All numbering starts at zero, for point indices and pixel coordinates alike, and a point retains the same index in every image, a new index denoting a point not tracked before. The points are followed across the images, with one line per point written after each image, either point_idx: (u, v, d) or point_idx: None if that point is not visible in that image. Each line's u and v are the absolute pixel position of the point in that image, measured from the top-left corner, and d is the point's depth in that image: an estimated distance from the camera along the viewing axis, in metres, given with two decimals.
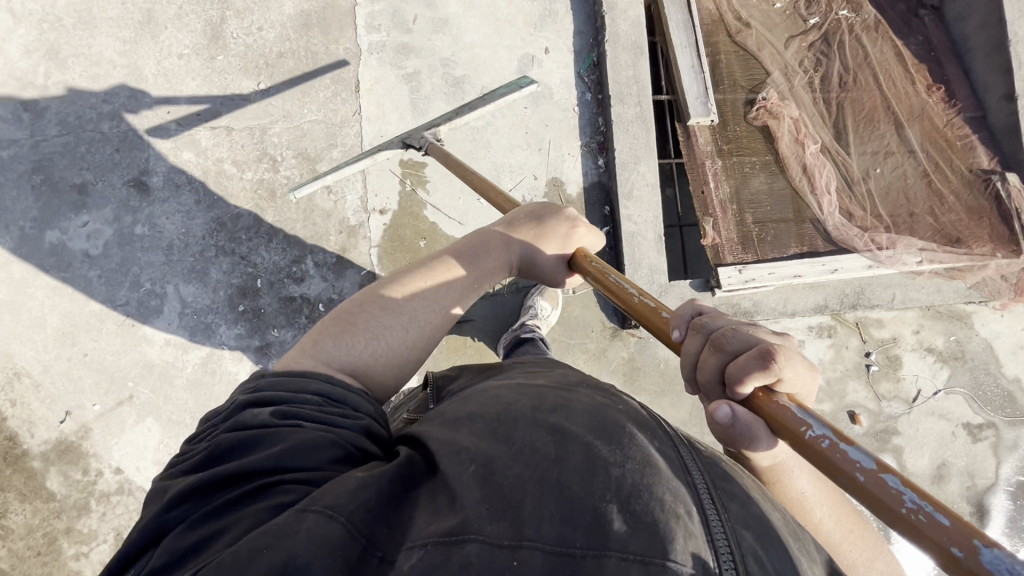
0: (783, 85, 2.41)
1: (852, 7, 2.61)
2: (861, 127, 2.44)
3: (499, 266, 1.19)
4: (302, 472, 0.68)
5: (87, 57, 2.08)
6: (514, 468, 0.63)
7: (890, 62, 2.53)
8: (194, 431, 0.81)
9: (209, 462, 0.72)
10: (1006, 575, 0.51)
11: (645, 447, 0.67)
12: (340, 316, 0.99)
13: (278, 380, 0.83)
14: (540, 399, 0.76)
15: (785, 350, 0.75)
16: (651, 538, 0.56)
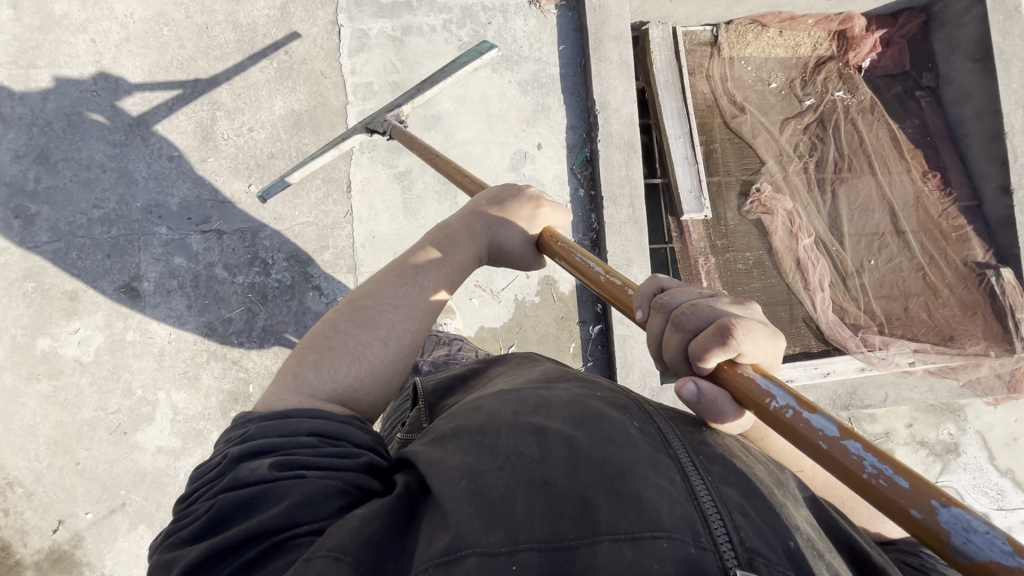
0: (778, 175, 2.42)
1: (849, 88, 2.63)
2: (855, 217, 2.44)
3: (466, 264, 1.25)
4: (310, 523, 0.69)
5: (77, 161, 2.07)
6: (502, 477, 0.67)
7: (886, 145, 2.53)
8: (188, 490, 0.80)
9: (213, 524, 0.72)
10: (965, 535, 0.53)
11: (625, 432, 0.71)
12: (316, 343, 1.04)
13: (274, 427, 0.82)
14: (520, 405, 0.81)
15: (744, 324, 0.74)
16: (639, 516, 0.60)
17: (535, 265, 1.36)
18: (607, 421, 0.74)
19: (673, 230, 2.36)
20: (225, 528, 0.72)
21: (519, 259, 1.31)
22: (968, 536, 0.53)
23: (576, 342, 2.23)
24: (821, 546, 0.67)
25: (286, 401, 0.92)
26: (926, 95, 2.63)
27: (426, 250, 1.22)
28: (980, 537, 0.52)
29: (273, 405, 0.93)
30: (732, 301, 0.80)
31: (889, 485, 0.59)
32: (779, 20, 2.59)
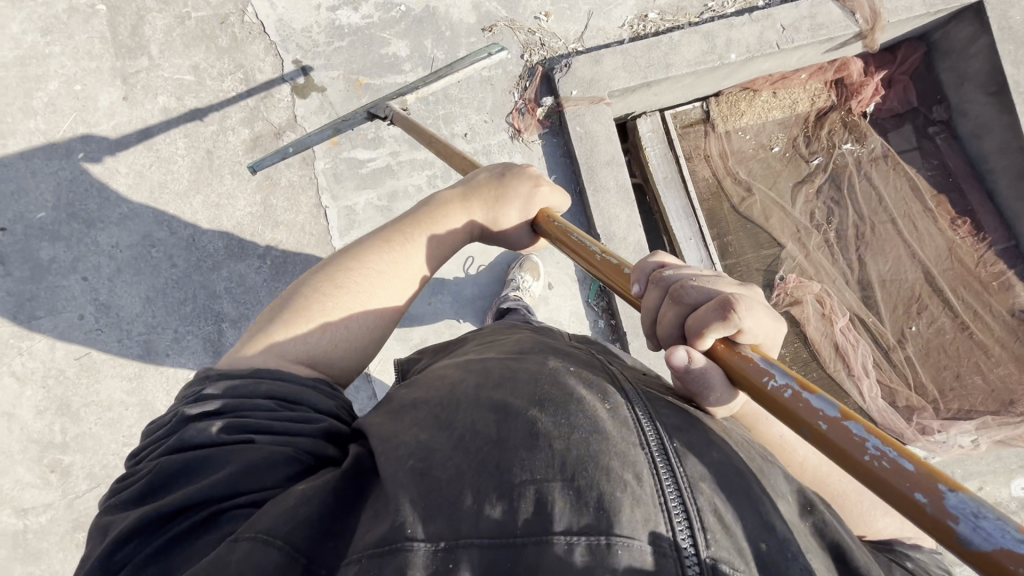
0: (800, 256, 2.32)
1: (857, 138, 2.49)
2: (887, 282, 2.34)
3: (456, 236, 1.23)
4: (246, 488, 0.72)
5: (99, 403, 2.06)
6: (452, 460, 0.69)
7: (906, 196, 2.40)
8: (139, 451, 0.83)
9: (155, 488, 0.74)
10: (969, 519, 0.54)
11: (591, 413, 0.73)
12: (297, 300, 1.06)
13: (227, 389, 0.85)
14: (485, 377, 0.83)
15: (745, 302, 0.78)
16: (600, 519, 0.63)
17: (528, 246, 1.31)
18: (576, 398, 0.75)
19: None
20: (163, 494, 0.74)
21: (507, 237, 1.25)
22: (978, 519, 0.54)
23: None
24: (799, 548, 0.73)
25: (253, 360, 0.96)
26: (940, 130, 2.49)
27: (419, 215, 1.22)
28: (989, 521, 0.53)
29: (241, 363, 0.96)
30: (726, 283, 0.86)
31: (892, 467, 0.60)
32: (771, 82, 2.42)
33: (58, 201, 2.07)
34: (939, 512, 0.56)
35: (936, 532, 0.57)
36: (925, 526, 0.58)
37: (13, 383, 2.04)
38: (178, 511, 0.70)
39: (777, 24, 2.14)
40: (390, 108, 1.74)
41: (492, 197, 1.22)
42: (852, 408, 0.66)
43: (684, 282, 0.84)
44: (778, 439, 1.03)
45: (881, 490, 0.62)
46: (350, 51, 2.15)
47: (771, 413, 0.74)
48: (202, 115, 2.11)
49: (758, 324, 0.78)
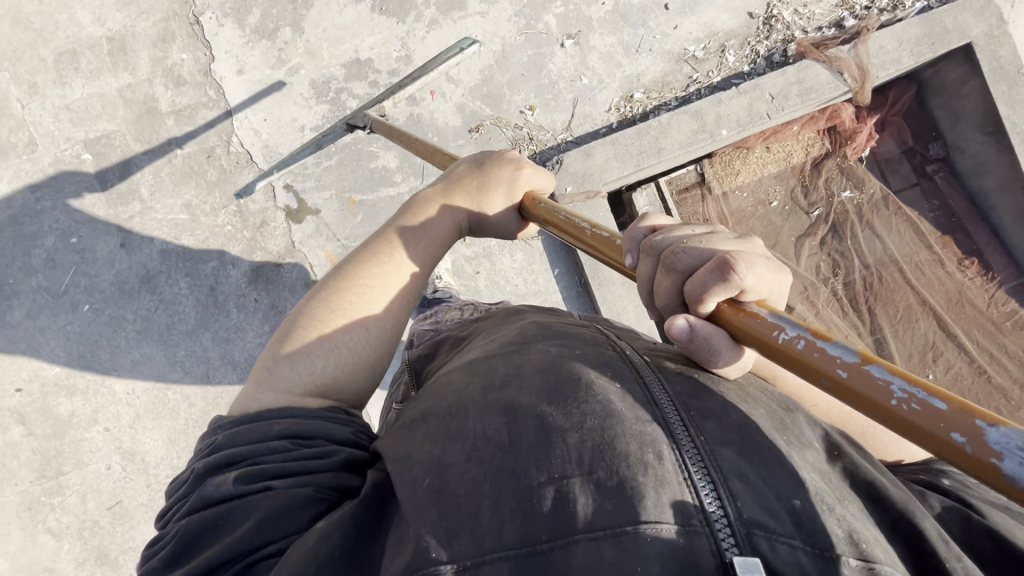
0: (810, 316, 2.32)
1: (856, 184, 2.47)
2: (900, 330, 2.33)
3: (441, 238, 1.26)
4: (272, 537, 0.74)
5: (135, 548, 2.08)
6: (467, 471, 0.73)
7: (908, 241, 2.39)
8: (167, 506, 0.84)
9: (185, 547, 0.76)
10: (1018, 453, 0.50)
11: (603, 403, 0.76)
12: (294, 331, 1.06)
13: (240, 434, 0.86)
14: (489, 380, 0.87)
15: (745, 258, 0.76)
16: (624, 509, 0.64)
17: (514, 235, 1.38)
18: (589, 390, 0.79)
19: None
20: (193, 553, 0.77)
21: (494, 224, 1.29)
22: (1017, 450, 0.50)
23: None
24: (831, 499, 0.74)
25: (263, 401, 0.95)
26: (938, 167, 2.45)
27: (398, 226, 1.24)
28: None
29: (251, 407, 0.95)
30: (723, 239, 0.83)
31: (921, 408, 0.57)
32: (763, 138, 2.40)
33: (69, 355, 2.08)
34: (981, 450, 0.52)
35: (989, 475, 0.52)
36: (969, 468, 0.54)
37: (50, 539, 2.07)
38: (211, 570, 0.73)
39: (765, 94, 2.13)
40: (370, 118, 1.79)
41: (476, 187, 1.27)
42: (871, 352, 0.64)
43: (678, 245, 0.82)
44: (801, 380, 1.11)
45: (921, 441, 0.58)
46: (340, 169, 2.14)
47: (795, 373, 0.72)
48: (200, 251, 2.11)
49: (760, 280, 0.77)
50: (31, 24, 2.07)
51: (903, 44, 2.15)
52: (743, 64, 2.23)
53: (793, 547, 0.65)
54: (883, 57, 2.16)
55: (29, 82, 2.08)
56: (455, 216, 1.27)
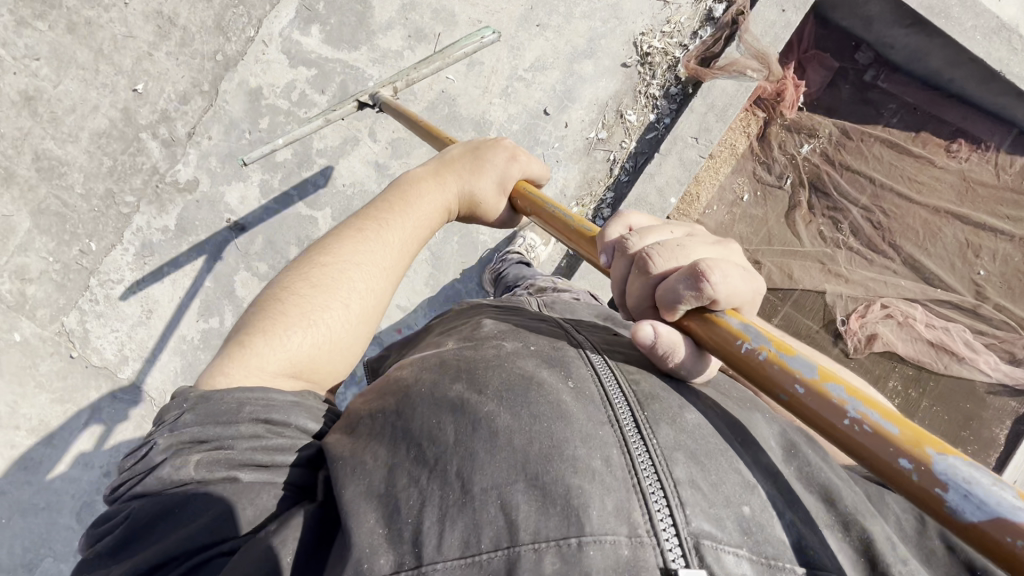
0: (845, 288, 2.27)
1: (809, 134, 2.35)
2: (930, 249, 2.26)
3: (429, 218, 1.15)
4: (229, 531, 0.71)
5: None
6: (411, 485, 0.67)
7: (890, 161, 2.28)
8: (119, 480, 0.80)
9: (134, 531, 0.73)
10: (962, 484, 0.50)
11: (554, 399, 0.70)
12: (275, 307, 0.99)
13: (207, 415, 0.79)
14: (449, 365, 0.80)
15: (723, 268, 0.71)
16: (567, 519, 0.60)
17: (517, 223, 1.32)
18: (539, 387, 0.72)
19: (857, 345, 2.24)
20: (143, 538, 0.73)
21: (487, 212, 1.21)
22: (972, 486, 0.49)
23: None
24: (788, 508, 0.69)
25: (235, 377, 0.88)
26: (874, 70, 2.31)
27: (390, 201, 1.14)
28: (981, 489, 0.49)
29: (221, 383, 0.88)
30: (700, 246, 0.79)
31: (875, 431, 0.56)
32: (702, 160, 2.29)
33: None
34: (926, 479, 0.52)
35: (929, 500, 0.52)
36: (914, 495, 0.53)
37: None
38: (155, 568, 0.70)
39: (688, 137, 2.01)
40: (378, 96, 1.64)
41: (469, 167, 1.19)
42: (829, 368, 0.62)
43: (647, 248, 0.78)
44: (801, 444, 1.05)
45: (861, 461, 0.57)
46: None
47: (746, 382, 0.69)
48: None
49: (737, 288, 0.72)
50: (36, 505, 2.06)
51: (781, 5, 2.00)
52: (647, 117, 2.11)
53: (738, 556, 0.63)
54: (772, 26, 2.01)
55: (70, 552, 2.08)
56: (450, 197, 1.18)
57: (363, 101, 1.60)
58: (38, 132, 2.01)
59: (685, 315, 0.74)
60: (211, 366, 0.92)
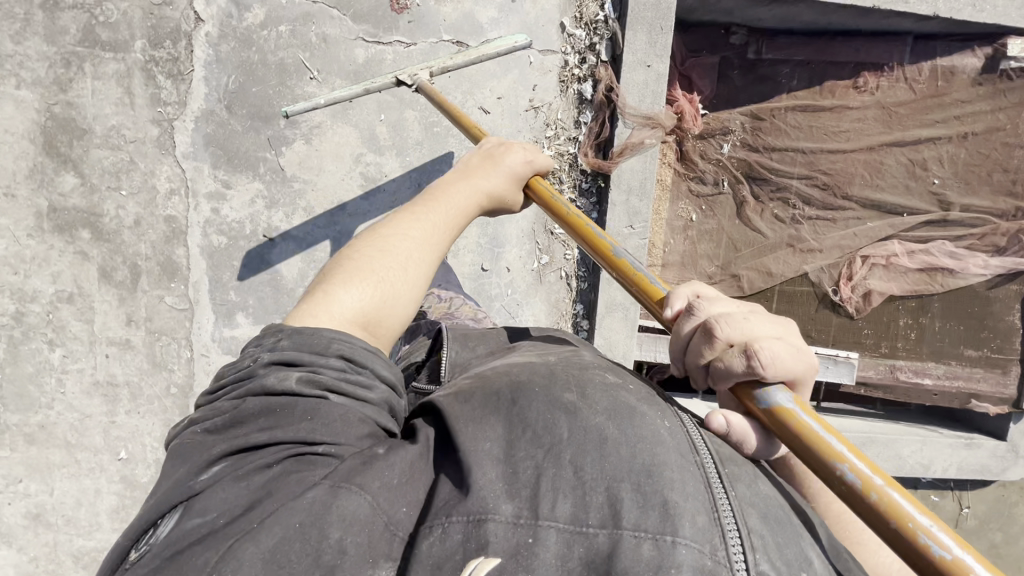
0: (822, 259, 2.30)
1: (724, 134, 2.30)
2: (880, 183, 2.27)
3: (481, 191, 1.20)
4: (321, 436, 0.74)
5: None
6: (526, 448, 0.70)
7: (808, 123, 2.25)
8: (226, 366, 0.85)
9: (234, 417, 0.76)
10: (791, 410, 0.73)
11: (655, 431, 0.71)
12: (342, 262, 0.97)
13: (302, 344, 0.81)
14: (554, 372, 0.82)
15: (777, 349, 0.74)
16: (665, 520, 0.62)
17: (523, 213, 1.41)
18: (640, 418, 0.72)
19: (857, 304, 2.30)
20: (239, 426, 0.76)
21: (505, 196, 1.27)
22: (798, 411, 0.73)
23: (934, 492, 2.45)
24: None
25: (321, 320, 0.86)
26: (755, 45, 2.23)
27: (434, 189, 1.15)
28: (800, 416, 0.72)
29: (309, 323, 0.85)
30: (771, 318, 0.78)
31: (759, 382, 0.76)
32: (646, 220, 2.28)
33: None
34: (775, 410, 0.74)
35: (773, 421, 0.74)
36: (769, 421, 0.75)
37: None
38: (246, 451, 0.73)
39: (624, 229, 2.00)
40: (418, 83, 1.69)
41: (494, 158, 1.27)
42: None
43: (706, 314, 0.80)
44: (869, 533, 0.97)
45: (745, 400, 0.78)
46: None
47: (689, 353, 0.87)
48: None
49: (790, 359, 0.74)
50: None
51: (644, 61, 1.93)
52: None
53: None
54: (645, 86, 1.94)
55: None
56: (487, 184, 1.22)
57: (401, 82, 1.62)
58: (64, 538, 2.05)
59: (736, 381, 0.76)
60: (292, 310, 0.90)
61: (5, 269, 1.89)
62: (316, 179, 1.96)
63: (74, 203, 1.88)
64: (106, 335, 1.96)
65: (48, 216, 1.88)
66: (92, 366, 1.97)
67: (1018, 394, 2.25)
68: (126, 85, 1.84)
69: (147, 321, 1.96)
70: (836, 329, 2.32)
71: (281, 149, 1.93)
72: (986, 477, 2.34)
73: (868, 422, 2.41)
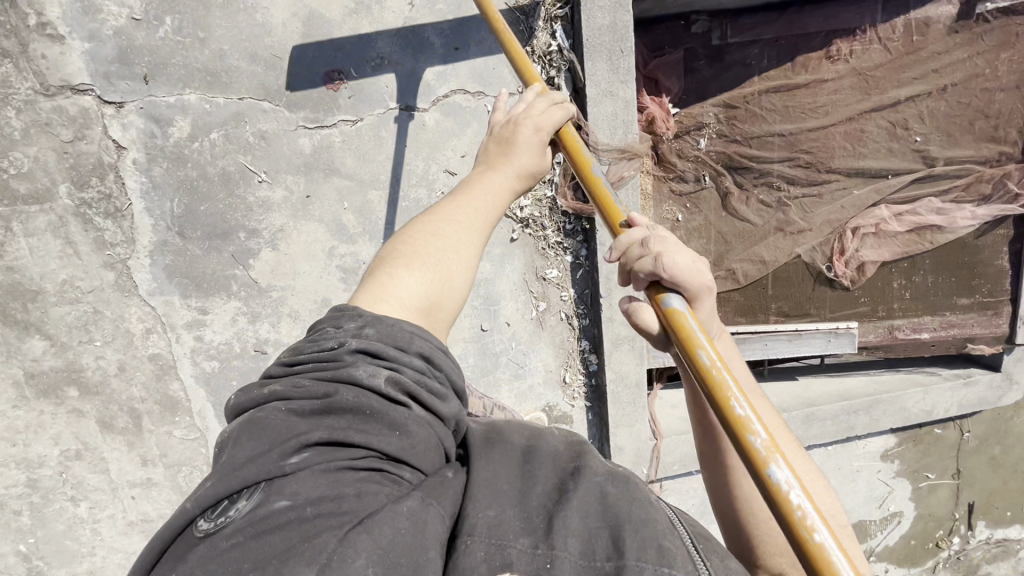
0: (813, 239, 2.28)
1: (698, 128, 2.20)
2: (863, 149, 2.20)
3: (512, 173, 1.20)
4: (404, 450, 0.85)
5: None
6: (536, 493, 0.84)
7: (784, 103, 2.16)
8: (312, 345, 0.94)
9: (326, 409, 0.84)
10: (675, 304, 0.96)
11: (648, 497, 0.86)
12: (397, 246, 1.06)
13: (386, 337, 0.91)
14: (558, 443, 0.96)
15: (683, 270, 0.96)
16: (662, 558, 0.75)
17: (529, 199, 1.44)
18: (635, 484, 0.87)
19: (850, 275, 2.31)
20: (331, 416, 0.84)
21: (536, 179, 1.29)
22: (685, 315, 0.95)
23: (937, 425, 2.62)
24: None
25: (388, 310, 0.96)
26: (718, 31, 2.16)
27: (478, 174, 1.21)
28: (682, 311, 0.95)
29: (383, 311, 0.96)
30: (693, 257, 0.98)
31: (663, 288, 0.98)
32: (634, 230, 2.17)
33: None
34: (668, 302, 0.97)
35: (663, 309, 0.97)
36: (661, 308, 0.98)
37: None
38: (337, 446, 0.82)
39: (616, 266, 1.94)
40: None
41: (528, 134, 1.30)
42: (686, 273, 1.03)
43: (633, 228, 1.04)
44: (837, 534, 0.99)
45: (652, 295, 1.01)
46: None
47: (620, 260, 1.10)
48: None
49: (686, 272, 0.96)
50: None
51: (609, 91, 1.79)
52: (566, 264, 2.05)
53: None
54: (615, 117, 1.82)
55: None
56: (522, 166, 1.22)
57: None
58: None
59: (647, 279, 0.99)
60: (360, 293, 1.01)
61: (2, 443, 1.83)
62: (294, 283, 1.87)
63: (50, 365, 1.78)
64: (125, 478, 1.94)
65: (28, 384, 1.79)
66: (121, 509, 1.96)
67: (1010, 329, 2.35)
68: (64, 234, 1.69)
69: (163, 457, 1.94)
70: (835, 300, 2.34)
71: (248, 262, 1.82)
72: (985, 407, 2.49)
73: (871, 377, 2.53)
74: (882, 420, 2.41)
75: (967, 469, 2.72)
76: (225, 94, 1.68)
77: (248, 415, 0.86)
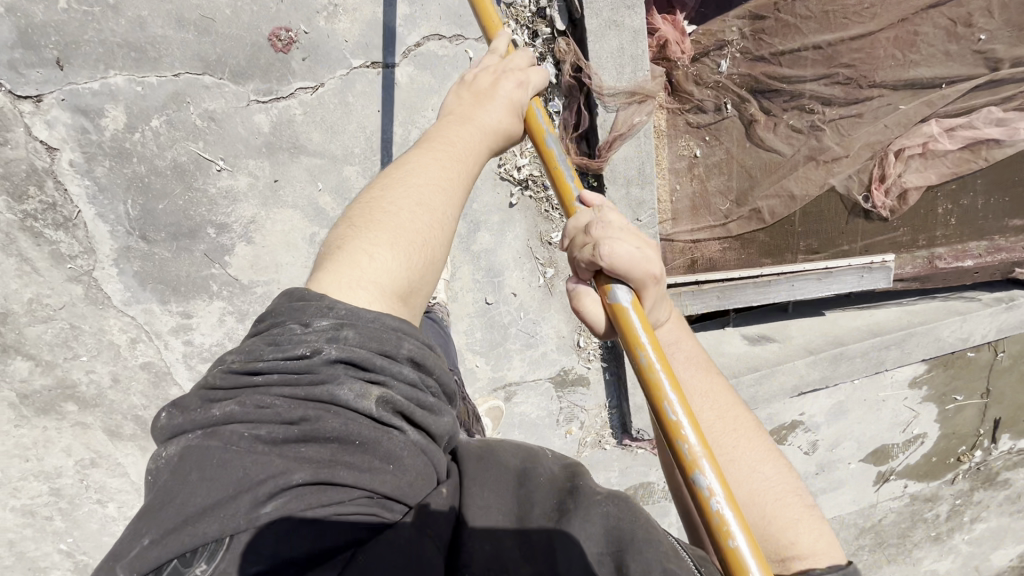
0: (852, 168, 1.99)
1: (718, 47, 1.96)
2: (916, 56, 1.91)
3: (495, 124, 1.01)
4: (392, 486, 0.74)
5: None
6: (536, 522, 0.76)
7: (822, 9, 1.90)
8: (268, 350, 0.77)
9: (305, 434, 0.72)
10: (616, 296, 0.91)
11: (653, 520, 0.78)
12: (366, 216, 0.87)
13: (367, 339, 0.77)
14: (547, 461, 0.87)
15: (622, 263, 0.90)
16: None
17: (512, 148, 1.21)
18: (636, 506, 0.79)
19: (891, 203, 2.03)
20: (311, 443, 0.72)
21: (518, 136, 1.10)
22: (629, 309, 0.91)
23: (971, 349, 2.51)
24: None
25: (364, 297, 0.80)
26: None
27: (455, 123, 1.00)
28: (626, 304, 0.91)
29: (356, 299, 0.80)
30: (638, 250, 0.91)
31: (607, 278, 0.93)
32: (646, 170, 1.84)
33: None
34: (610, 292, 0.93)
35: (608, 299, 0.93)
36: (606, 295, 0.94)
37: None
38: (319, 487, 0.70)
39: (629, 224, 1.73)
40: None
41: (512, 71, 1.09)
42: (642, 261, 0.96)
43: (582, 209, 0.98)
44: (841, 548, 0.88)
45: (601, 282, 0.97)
46: None
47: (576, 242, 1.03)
48: None
49: (627, 263, 0.90)
50: None
51: (613, 20, 1.50)
52: None
53: None
54: (622, 53, 1.53)
55: None
56: (500, 122, 1.03)
57: None
58: None
59: (591, 270, 0.95)
60: (322, 275, 0.83)
61: (13, 461, 1.79)
62: (277, 276, 1.70)
63: (41, 384, 1.70)
64: None
65: (23, 404, 1.71)
66: None
67: None
68: (16, 250, 1.52)
69: None
70: (874, 234, 2.06)
71: (224, 260, 1.65)
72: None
73: (905, 307, 2.36)
74: (916, 351, 2.29)
75: (997, 388, 2.65)
76: (157, 72, 1.44)
77: (197, 443, 0.71)
